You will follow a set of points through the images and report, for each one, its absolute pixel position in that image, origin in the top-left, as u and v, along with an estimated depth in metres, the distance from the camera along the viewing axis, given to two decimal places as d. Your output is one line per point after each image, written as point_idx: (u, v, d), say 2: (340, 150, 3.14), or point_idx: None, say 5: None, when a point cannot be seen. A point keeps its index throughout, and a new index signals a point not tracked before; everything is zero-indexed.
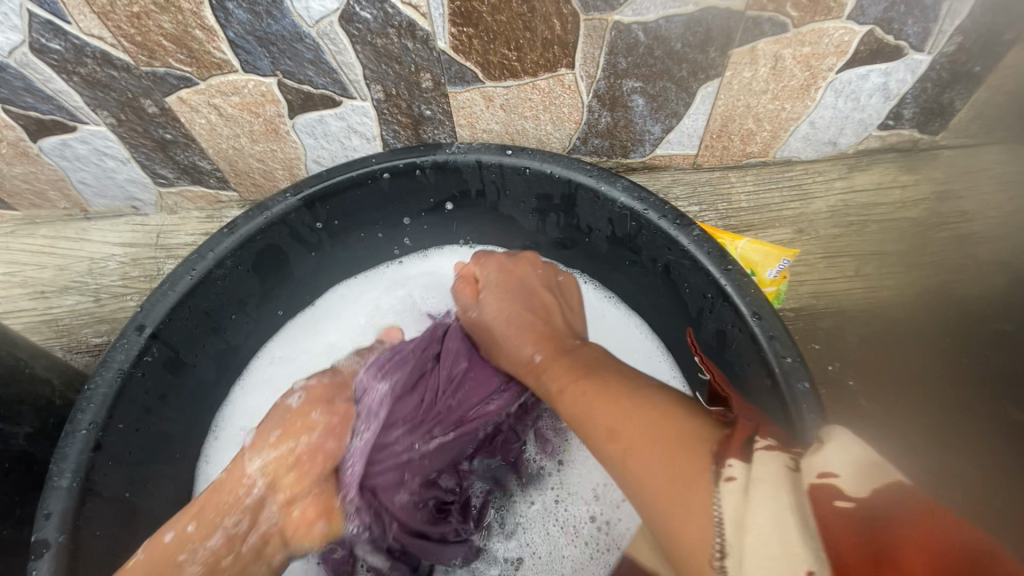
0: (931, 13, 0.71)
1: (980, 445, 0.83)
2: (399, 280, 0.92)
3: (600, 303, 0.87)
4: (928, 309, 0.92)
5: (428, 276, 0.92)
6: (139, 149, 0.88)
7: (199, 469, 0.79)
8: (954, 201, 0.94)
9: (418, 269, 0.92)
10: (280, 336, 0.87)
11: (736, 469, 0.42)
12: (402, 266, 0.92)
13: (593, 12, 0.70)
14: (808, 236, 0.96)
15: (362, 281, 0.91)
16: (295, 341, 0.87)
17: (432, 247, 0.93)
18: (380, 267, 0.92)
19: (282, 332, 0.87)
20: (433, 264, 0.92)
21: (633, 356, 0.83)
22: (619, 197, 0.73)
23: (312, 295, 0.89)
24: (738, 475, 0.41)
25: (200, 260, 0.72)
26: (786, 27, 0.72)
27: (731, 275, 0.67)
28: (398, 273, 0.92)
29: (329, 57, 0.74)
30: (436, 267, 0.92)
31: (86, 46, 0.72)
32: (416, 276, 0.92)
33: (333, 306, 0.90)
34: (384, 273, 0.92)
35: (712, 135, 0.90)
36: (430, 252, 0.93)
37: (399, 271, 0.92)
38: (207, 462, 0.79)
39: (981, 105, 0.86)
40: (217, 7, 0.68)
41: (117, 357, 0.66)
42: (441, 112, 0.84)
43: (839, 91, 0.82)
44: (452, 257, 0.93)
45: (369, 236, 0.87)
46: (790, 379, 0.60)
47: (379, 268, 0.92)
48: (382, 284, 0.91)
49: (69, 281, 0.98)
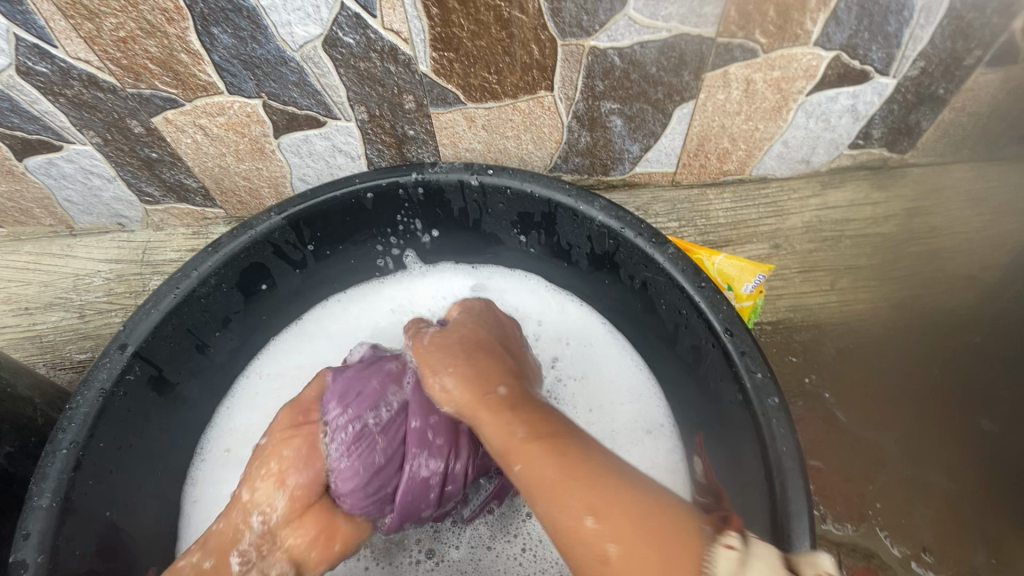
0: (894, 40, 0.74)
1: (950, 459, 0.86)
2: (394, 299, 0.92)
3: (589, 331, 0.88)
4: (901, 322, 0.94)
5: (428, 294, 0.93)
6: (124, 167, 0.89)
7: (186, 492, 0.78)
8: (924, 217, 0.97)
9: (412, 286, 0.93)
10: (270, 353, 0.87)
11: (734, 540, 0.45)
12: (399, 283, 0.93)
13: (570, 38, 0.72)
14: (783, 251, 0.98)
15: (359, 293, 0.92)
16: (285, 358, 0.87)
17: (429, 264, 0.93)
18: (374, 279, 0.92)
19: (270, 348, 0.87)
20: (430, 282, 0.93)
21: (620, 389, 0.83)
22: (597, 216, 0.75)
23: (300, 313, 0.89)
24: (735, 545, 0.45)
25: (183, 278, 0.73)
26: (756, 52, 0.75)
27: (705, 293, 0.68)
28: (393, 291, 0.93)
29: (314, 79, 0.76)
30: (436, 288, 0.93)
31: (73, 69, 0.73)
32: (415, 296, 0.93)
33: (323, 322, 0.90)
34: (382, 286, 0.92)
35: (689, 154, 0.93)
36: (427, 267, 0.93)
37: (395, 288, 0.93)
38: (193, 484, 0.78)
39: (947, 125, 0.89)
40: (203, 32, 0.69)
41: (99, 376, 0.66)
42: (424, 131, 0.86)
43: (810, 112, 0.85)
44: (450, 276, 0.93)
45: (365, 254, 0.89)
46: (760, 395, 0.62)
47: (372, 283, 0.92)
48: (380, 300, 0.92)
49: (54, 297, 0.98)
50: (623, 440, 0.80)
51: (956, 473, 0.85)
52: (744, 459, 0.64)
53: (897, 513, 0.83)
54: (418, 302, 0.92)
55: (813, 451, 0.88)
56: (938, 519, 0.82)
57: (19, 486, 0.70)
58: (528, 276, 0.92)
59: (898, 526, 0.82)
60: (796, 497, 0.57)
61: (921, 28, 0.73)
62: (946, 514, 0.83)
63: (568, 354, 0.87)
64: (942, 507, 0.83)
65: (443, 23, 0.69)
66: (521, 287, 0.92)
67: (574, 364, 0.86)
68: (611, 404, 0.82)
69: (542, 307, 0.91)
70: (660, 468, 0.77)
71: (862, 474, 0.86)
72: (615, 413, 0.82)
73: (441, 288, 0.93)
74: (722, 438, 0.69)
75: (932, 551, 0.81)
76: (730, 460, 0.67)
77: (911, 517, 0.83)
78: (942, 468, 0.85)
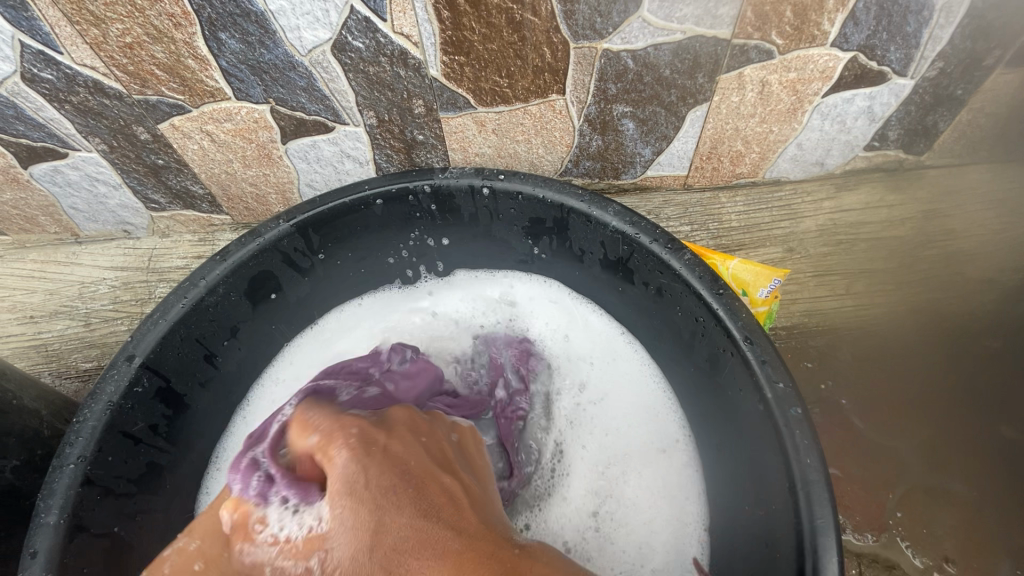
0: (913, 40, 0.73)
1: (972, 467, 0.84)
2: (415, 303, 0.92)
3: (611, 339, 0.86)
4: (919, 327, 0.92)
5: (454, 298, 0.92)
6: (130, 174, 0.88)
7: (200, 502, 0.77)
8: (942, 219, 0.95)
9: (436, 289, 0.92)
10: (286, 358, 0.86)
11: None
12: (420, 286, 0.93)
13: (583, 40, 0.71)
14: (798, 255, 0.96)
15: (377, 298, 0.92)
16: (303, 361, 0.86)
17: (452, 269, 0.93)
18: (392, 284, 0.92)
19: (288, 350, 0.87)
20: (454, 286, 0.92)
21: (641, 399, 0.81)
22: (611, 222, 0.74)
23: (314, 317, 0.88)
24: None
25: (191, 288, 0.72)
26: (771, 53, 0.73)
27: (724, 300, 0.67)
28: (416, 296, 0.92)
29: (322, 84, 0.75)
30: (460, 290, 0.92)
31: (78, 75, 0.72)
32: (438, 301, 0.92)
33: (340, 328, 0.89)
34: (402, 290, 0.92)
35: (702, 157, 0.91)
36: (451, 274, 0.93)
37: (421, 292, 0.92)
38: (209, 493, 0.77)
39: (964, 126, 0.87)
40: (210, 37, 0.68)
41: (107, 389, 0.65)
42: (433, 136, 0.85)
43: (825, 114, 0.84)
44: (472, 281, 0.93)
45: (378, 260, 0.88)
46: (782, 405, 0.60)
47: (390, 288, 0.92)
48: (404, 302, 0.92)
49: (60, 306, 0.97)
50: (637, 463, 0.78)
51: (977, 481, 0.83)
52: (766, 472, 0.63)
53: (919, 523, 0.81)
54: (443, 307, 0.92)
55: (831, 458, 0.86)
56: (961, 528, 0.80)
57: (26, 500, 0.69)
58: (547, 282, 0.90)
59: (920, 536, 0.81)
60: (821, 510, 0.55)
61: (941, 28, 0.72)
62: (969, 523, 0.81)
63: (588, 364, 0.85)
64: (962, 516, 0.81)
65: (454, 27, 0.68)
66: (542, 294, 0.90)
67: (595, 375, 0.84)
68: (634, 417, 0.80)
69: (565, 316, 0.89)
70: (679, 486, 0.75)
71: (883, 482, 0.84)
72: (632, 430, 0.80)
73: (465, 293, 0.92)
74: (742, 448, 0.67)
75: (956, 562, 0.79)
76: (751, 471, 0.66)
77: (933, 526, 0.81)
78: (963, 477, 0.84)
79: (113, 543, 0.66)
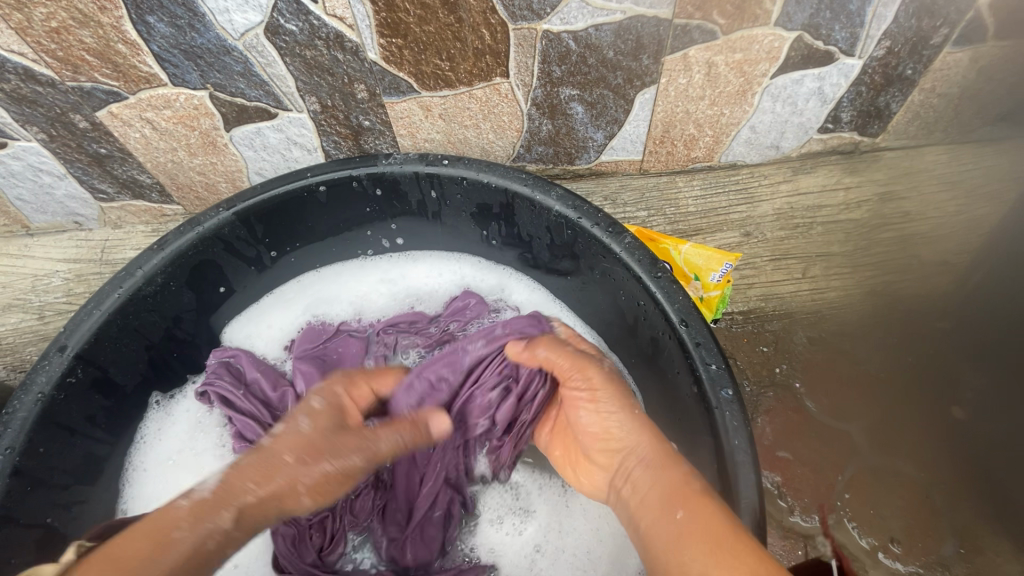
0: (857, 19, 0.72)
1: (920, 448, 0.84)
2: (393, 276, 0.91)
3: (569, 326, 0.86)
4: (873, 309, 0.92)
5: (422, 278, 0.91)
6: (74, 164, 0.86)
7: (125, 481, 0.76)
8: (897, 202, 0.95)
9: (401, 269, 0.91)
10: (244, 316, 0.87)
11: None
12: (383, 260, 0.92)
13: (521, 21, 0.70)
14: (754, 239, 0.96)
15: (345, 270, 0.91)
16: (263, 325, 0.87)
17: (415, 251, 0.92)
18: (358, 258, 0.91)
19: (248, 312, 0.87)
20: (416, 267, 0.91)
21: None
22: (554, 205, 0.73)
23: (273, 283, 0.88)
24: None
25: (128, 277, 0.71)
26: (715, 33, 0.72)
27: (661, 283, 0.66)
28: (385, 271, 0.91)
29: (259, 69, 0.74)
30: (426, 267, 0.91)
31: (8, 62, 0.70)
32: (397, 280, 0.91)
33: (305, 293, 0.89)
34: (369, 266, 0.91)
35: (655, 141, 0.90)
36: (416, 256, 0.92)
37: (391, 264, 0.91)
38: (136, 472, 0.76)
39: (916, 108, 0.87)
40: (138, 21, 0.67)
41: (38, 380, 0.64)
42: (380, 122, 0.84)
43: (776, 96, 0.83)
44: (433, 265, 0.92)
45: (330, 244, 0.88)
46: (714, 386, 0.60)
47: (355, 260, 0.91)
48: (374, 275, 0.91)
49: (12, 299, 0.96)
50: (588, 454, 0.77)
51: (927, 463, 0.83)
52: (700, 451, 0.62)
53: (863, 504, 0.82)
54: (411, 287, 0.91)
55: (781, 438, 0.86)
56: (907, 506, 0.81)
57: None
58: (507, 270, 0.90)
59: (864, 517, 0.81)
60: (748, 490, 0.54)
61: (884, 6, 0.71)
62: (916, 505, 0.81)
63: None
64: (907, 495, 0.82)
65: (388, 8, 0.66)
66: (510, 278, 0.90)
67: None
68: None
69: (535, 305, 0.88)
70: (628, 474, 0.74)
71: (831, 464, 0.84)
72: None
73: (431, 273, 0.91)
74: (682, 428, 0.67)
75: (902, 542, 0.79)
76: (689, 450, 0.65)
77: (881, 509, 0.81)
78: (909, 458, 0.84)
79: (46, 534, 0.65)
